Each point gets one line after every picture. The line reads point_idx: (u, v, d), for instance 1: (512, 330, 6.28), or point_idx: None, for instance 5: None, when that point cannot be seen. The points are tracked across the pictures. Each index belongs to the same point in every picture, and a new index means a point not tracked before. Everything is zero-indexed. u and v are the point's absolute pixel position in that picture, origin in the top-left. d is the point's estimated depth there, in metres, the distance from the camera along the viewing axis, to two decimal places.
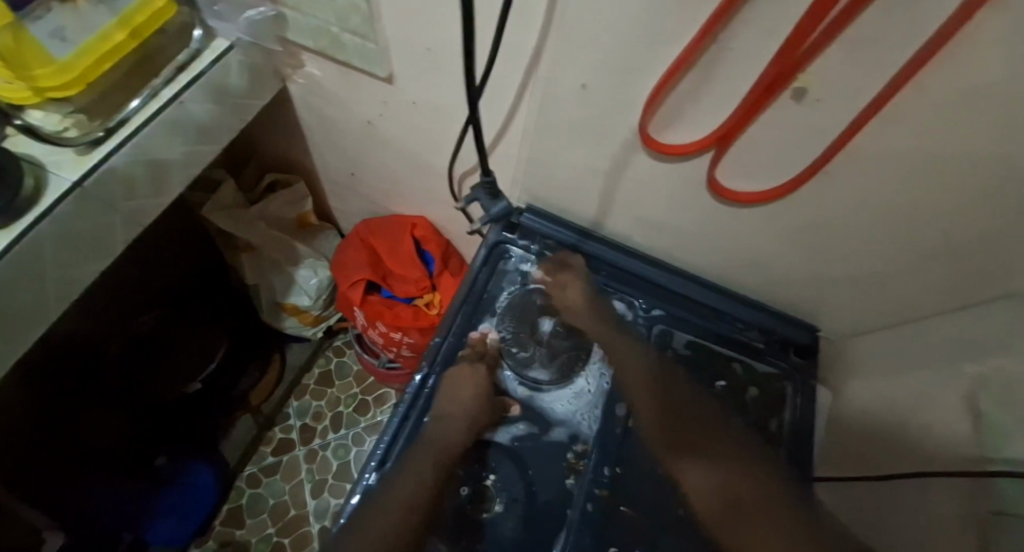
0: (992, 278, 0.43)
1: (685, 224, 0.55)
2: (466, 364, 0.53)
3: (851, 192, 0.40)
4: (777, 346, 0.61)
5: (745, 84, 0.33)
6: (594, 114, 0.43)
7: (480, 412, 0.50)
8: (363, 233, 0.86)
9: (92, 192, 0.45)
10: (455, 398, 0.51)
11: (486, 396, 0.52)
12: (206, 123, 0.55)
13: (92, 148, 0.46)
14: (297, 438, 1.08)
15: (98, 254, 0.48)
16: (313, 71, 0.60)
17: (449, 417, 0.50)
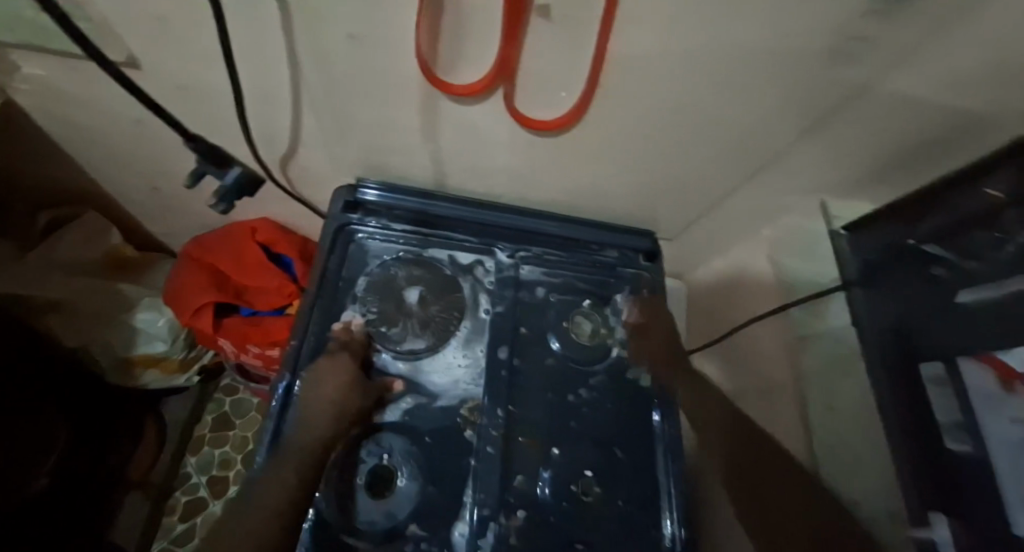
0: (758, 157, 0.51)
1: (512, 163, 0.57)
2: (334, 355, 0.50)
3: (634, 105, 0.44)
4: (625, 257, 0.66)
5: (497, 11, 0.34)
6: (371, 63, 0.41)
7: (352, 401, 0.48)
8: (198, 254, 0.76)
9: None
10: (320, 389, 0.48)
11: (353, 382, 0.49)
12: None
13: None
14: (208, 494, 0.95)
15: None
16: (37, 72, 0.50)
17: (314, 408, 0.47)
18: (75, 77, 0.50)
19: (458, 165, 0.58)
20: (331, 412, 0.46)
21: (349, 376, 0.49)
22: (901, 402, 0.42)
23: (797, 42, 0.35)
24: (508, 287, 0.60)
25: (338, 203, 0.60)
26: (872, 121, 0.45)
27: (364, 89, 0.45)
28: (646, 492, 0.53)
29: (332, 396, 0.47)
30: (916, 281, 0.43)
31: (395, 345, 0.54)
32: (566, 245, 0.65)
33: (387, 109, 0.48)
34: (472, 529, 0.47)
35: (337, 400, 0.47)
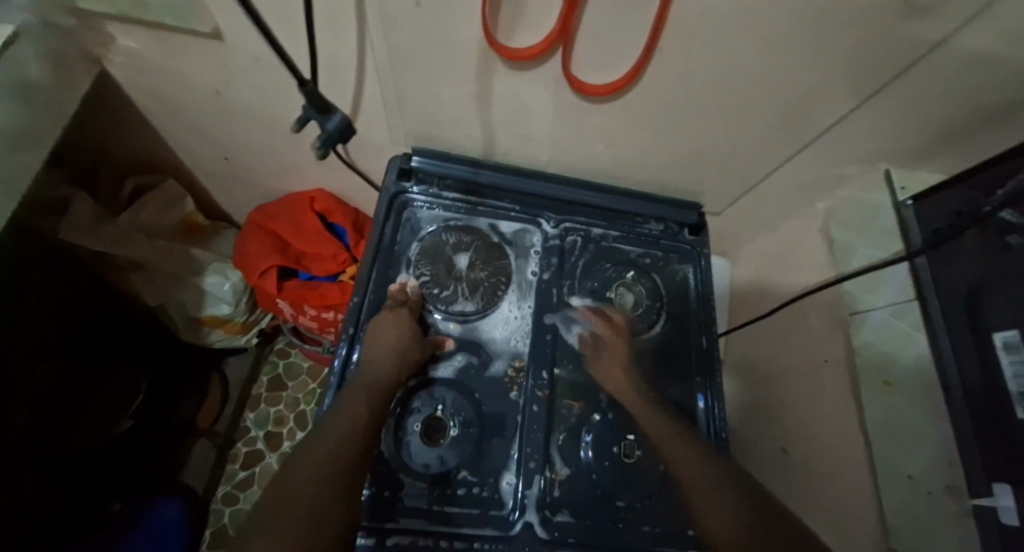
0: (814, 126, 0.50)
1: (562, 133, 0.57)
2: (389, 312, 0.53)
3: (688, 68, 0.44)
4: (671, 230, 0.66)
5: None
6: (435, 29, 0.42)
7: (409, 352, 0.50)
8: (261, 221, 0.81)
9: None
10: (378, 340, 0.50)
11: (410, 334, 0.51)
12: (17, 129, 0.49)
13: None
14: (265, 446, 1.04)
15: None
16: (130, 44, 0.54)
17: (374, 359, 0.49)
18: (163, 48, 0.54)
19: (507, 135, 0.59)
20: (391, 359, 0.49)
21: (406, 330, 0.51)
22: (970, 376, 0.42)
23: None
24: (554, 255, 0.61)
25: (392, 172, 0.62)
26: (950, 85, 0.42)
27: (424, 58, 0.46)
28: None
29: (391, 350, 0.50)
30: (996, 250, 0.42)
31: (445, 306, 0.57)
32: (612, 216, 0.65)
33: (445, 79, 0.49)
34: (519, 479, 0.49)
35: (397, 350, 0.50)
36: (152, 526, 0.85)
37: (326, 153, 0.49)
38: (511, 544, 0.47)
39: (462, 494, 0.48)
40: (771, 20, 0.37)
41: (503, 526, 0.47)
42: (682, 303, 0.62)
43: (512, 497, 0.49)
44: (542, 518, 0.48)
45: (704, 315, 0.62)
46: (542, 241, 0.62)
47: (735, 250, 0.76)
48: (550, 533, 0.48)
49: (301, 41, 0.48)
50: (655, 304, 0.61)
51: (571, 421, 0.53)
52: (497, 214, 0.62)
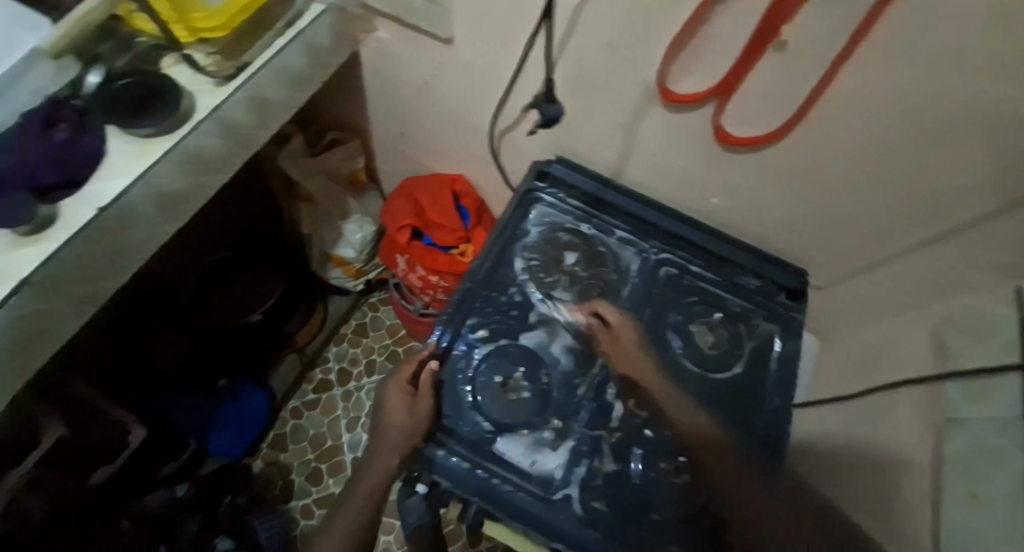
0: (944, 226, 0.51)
1: (695, 175, 0.63)
2: (396, 380, 0.57)
3: (835, 140, 0.48)
4: (770, 289, 0.68)
5: (734, 41, 0.42)
6: (616, 67, 0.52)
7: (416, 419, 0.54)
8: (407, 187, 0.95)
9: (221, 117, 0.50)
10: (389, 413, 0.55)
11: (414, 398, 0.55)
12: (301, 73, 0.60)
13: (227, 80, 0.51)
14: (335, 380, 1.20)
15: (219, 168, 0.54)
16: (383, 35, 0.68)
17: (388, 432, 0.55)
18: (400, 40, 0.68)
19: (641, 166, 0.67)
20: (403, 413, 0.54)
21: (414, 401, 0.55)
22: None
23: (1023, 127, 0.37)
24: (650, 277, 0.67)
25: (532, 172, 0.72)
26: None
27: (600, 87, 0.55)
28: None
29: (397, 428, 0.54)
30: None
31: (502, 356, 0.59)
32: (715, 261, 0.69)
33: (607, 106, 0.58)
34: (570, 454, 0.55)
35: (405, 419, 0.54)
36: (242, 407, 1.03)
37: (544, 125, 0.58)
38: (550, 506, 0.52)
39: (519, 448, 0.54)
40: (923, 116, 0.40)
41: (548, 490, 0.52)
42: (765, 356, 0.63)
43: (561, 469, 0.54)
44: (582, 497, 0.52)
45: (786, 380, 0.61)
46: (638, 263, 0.68)
47: (834, 338, 0.74)
48: (585, 513, 0.52)
49: (508, 57, 0.59)
50: (735, 350, 0.63)
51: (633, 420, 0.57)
52: (609, 228, 0.69)
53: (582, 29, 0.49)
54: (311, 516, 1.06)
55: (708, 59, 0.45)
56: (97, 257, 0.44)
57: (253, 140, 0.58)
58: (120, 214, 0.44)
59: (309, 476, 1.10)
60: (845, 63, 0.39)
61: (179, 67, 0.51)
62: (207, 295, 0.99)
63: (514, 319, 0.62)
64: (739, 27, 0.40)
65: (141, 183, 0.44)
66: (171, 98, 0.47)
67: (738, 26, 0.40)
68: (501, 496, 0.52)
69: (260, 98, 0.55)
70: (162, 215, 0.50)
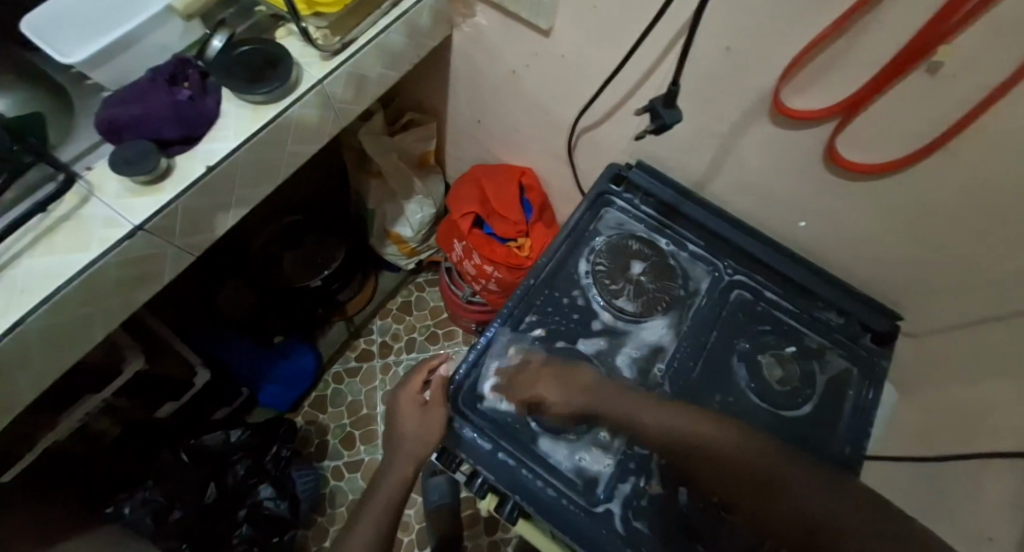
0: None
1: (794, 194, 0.59)
2: (407, 389, 0.60)
3: (964, 180, 0.43)
4: (852, 328, 0.63)
5: (877, 57, 0.38)
6: (730, 73, 0.49)
7: (428, 424, 0.55)
8: (475, 174, 0.95)
9: (324, 90, 0.51)
10: (403, 423, 0.57)
11: (424, 406, 0.57)
12: (400, 51, 0.60)
13: (333, 54, 0.52)
14: (376, 351, 1.23)
15: (314, 136, 0.55)
16: (481, 20, 0.67)
17: (402, 440, 0.56)
18: (496, 27, 0.67)
19: (729, 182, 0.63)
20: (416, 419, 0.56)
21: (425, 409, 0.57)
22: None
23: None
24: (720, 299, 0.64)
25: (607, 174, 0.70)
26: None
27: (709, 92, 0.52)
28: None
29: (410, 437, 0.56)
30: None
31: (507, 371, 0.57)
32: (793, 291, 0.65)
33: (711, 113, 0.55)
34: (616, 468, 0.53)
35: (418, 427, 0.56)
36: (293, 364, 1.08)
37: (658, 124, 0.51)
38: (591, 518, 0.50)
39: (564, 452, 0.53)
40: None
41: (590, 501, 0.51)
42: (839, 399, 0.59)
43: (605, 482, 0.52)
44: (624, 513, 0.51)
45: (856, 426, 0.58)
46: (708, 281, 0.65)
47: (913, 391, 0.68)
48: (626, 530, 0.50)
49: (611, 54, 0.57)
50: (804, 388, 0.59)
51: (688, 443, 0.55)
52: (681, 242, 0.67)
53: (702, 32, 0.47)
54: (341, 478, 1.10)
55: (841, 72, 0.42)
56: (201, 213, 0.47)
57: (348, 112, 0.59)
58: (226, 173, 0.46)
59: (343, 440, 1.14)
60: (988, 105, 0.35)
61: (290, 38, 0.52)
62: (277, 256, 1.04)
63: (574, 323, 0.61)
64: (886, 43, 0.37)
65: (248, 145, 0.46)
66: (282, 66, 0.48)
67: (887, 42, 0.37)
68: (542, 498, 0.51)
69: (360, 73, 0.55)
70: (258, 178, 0.52)
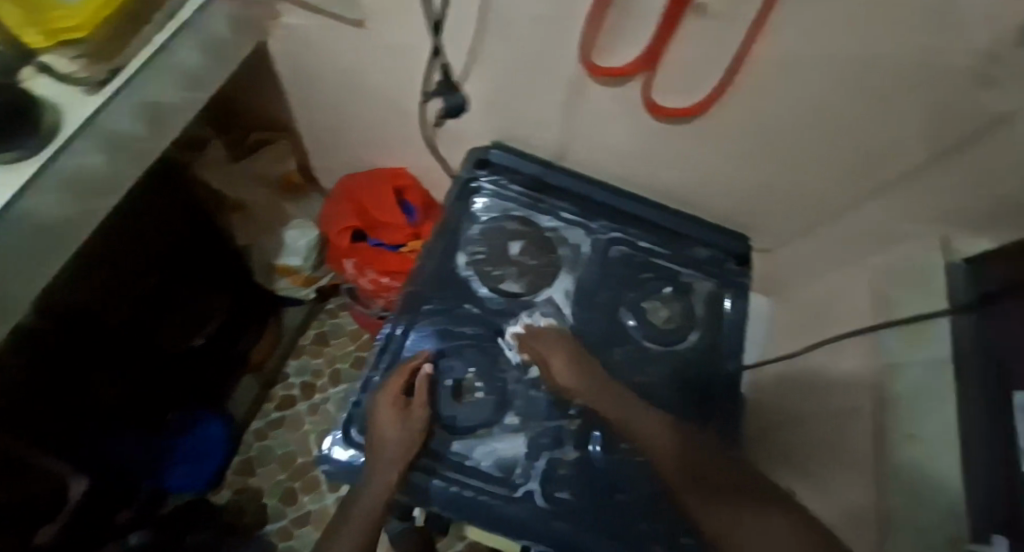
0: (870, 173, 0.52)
1: (637, 149, 0.61)
2: (385, 392, 0.53)
3: (765, 100, 0.47)
4: (716, 258, 0.68)
5: (650, 12, 0.40)
6: (540, 44, 0.49)
7: (413, 431, 0.51)
8: (347, 187, 0.89)
9: (98, 137, 0.47)
10: (380, 430, 0.50)
11: (408, 410, 0.52)
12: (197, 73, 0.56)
13: (100, 85, 0.47)
14: (299, 394, 1.16)
15: (107, 186, 0.51)
16: (292, 22, 0.63)
17: (380, 449, 0.49)
18: (312, 26, 0.63)
19: (580, 146, 0.65)
20: (400, 424, 0.50)
21: (405, 411, 0.52)
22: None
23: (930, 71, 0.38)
24: (599, 259, 0.66)
25: (470, 161, 0.69)
26: None
27: (528, 67, 0.53)
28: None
29: (396, 444, 0.49)
30: None
31: (523, 348, 0.59)
32: (664, 236, 0.69)
33: (539, 86, 0.56)
34: (530, 451, 0.55)
35: (401, 434, 0.50)
36: (197, 438, 1.00)
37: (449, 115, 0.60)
38: (513, 504, 0.51)
39: (479, 450, 0.54)
40: (857, 69, 0.40)
41: (510, 488, 0.52)
42: (715, 322, 0.65)
43: (521, 464, 0.54)
44: (544, 490, 0.53)
45: (733, 341, 0.64)
46: (586, 243, 0.67)
47: (783, 295, 0.75)
48: (549, 505, 0.52)
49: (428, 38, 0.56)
50: (687, 321, 0.64)
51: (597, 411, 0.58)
52: (554, 213, 0.68)
53: (500, 6, 0.47)
54: (290, 538, 1.03)
55: (632, 32, 0.43)
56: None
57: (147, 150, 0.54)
58: None
59: (283, 497, 1.06)
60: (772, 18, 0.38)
61: (41, 79, 0.46)
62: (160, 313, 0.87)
63: (467, 318, 0.61)
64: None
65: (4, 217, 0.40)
66: (34, 113, 0.42)
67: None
68: (466, 501, 0.51)
69: (145, 101, 0.51)
70: (36, 253, 0.45)
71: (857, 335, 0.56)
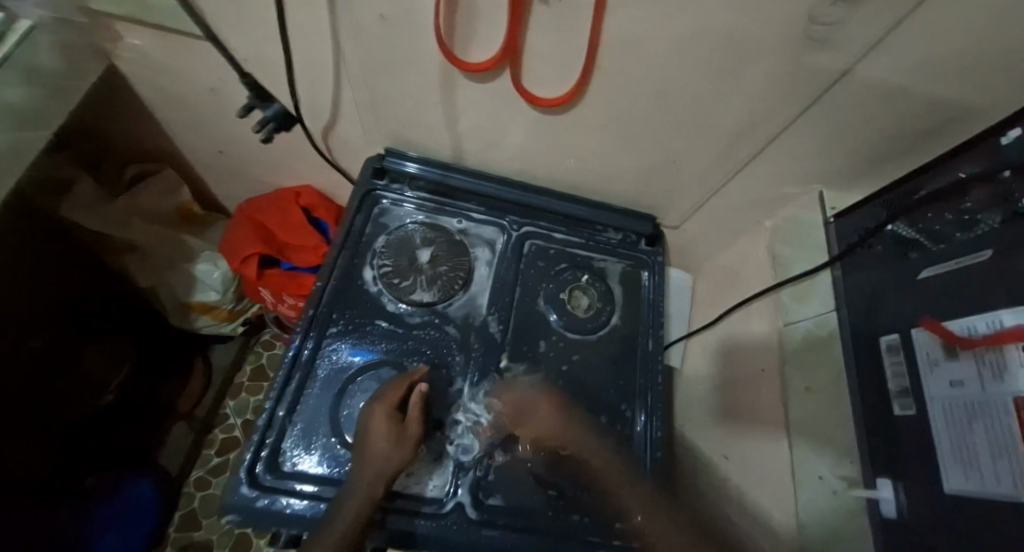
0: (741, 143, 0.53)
1: (528, 141, 0.61)
2: (381, 403, 0.50)
3: (629, 85, 0.48)
4: (625, 240, 0.69)
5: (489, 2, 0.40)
6: (396, 43, 0.47)
7: (405, 449, 0.48)
8: (248, 212, 0.84)
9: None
10: (369, 443, 0.47)
11: (403, 426, 0.49)
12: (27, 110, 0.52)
13: None
14: (242, 434, 1.04)
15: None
16: (135, 41, 0.59)
17: (367, 462, 0.46)
18: (163, 45, 0.59)
19: (473, 145, 0.63)
20: (394, 440, 0.47)
21: (399, 427, 0.48)
22: (869, 375, 0.44)
23: (759, 34, 0.39)
24: (513, 255, 0.65)
25: (367, 171, 0.66)
26: (885, 118, 0.46)
27: (395, 69, 0.51)
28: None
29: (385, 460, 0.46)
30: (894, 259, 0.45)
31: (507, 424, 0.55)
32: (575, 224, 0.69)
33: (413, 87, 0.54)
34: (457, 462, 0.53)
35: (392, 450, 0.47)
36: (123, 499, 0.87)
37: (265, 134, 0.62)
38: (442, 521, 0.50)
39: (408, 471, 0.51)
40: (702, 42, 0.41)
41: (438, 505, 0.51)
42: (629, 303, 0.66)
43: (448, 478, 0.52)
44: (475, 499, 0.52)
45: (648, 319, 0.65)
46: (497, 240, 0.66)
47: (698, 269, 0.77)
48: (480, 514, 0.51)
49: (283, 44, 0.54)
50: (605, 306, 0.64)
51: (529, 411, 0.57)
52: (461, 215, 0.66)
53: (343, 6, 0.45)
54: None
55: (482, 21, 0.42)
56: None
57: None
58: None
59: (237, 545, 0.96)
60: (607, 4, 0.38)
61: None
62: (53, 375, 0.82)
63: (378, 335, 0.57)
64: None
65: None
66: None
67: None
68: (400, 528, 0.49)
69: None
70: None
71: (760, 296, 0.58)
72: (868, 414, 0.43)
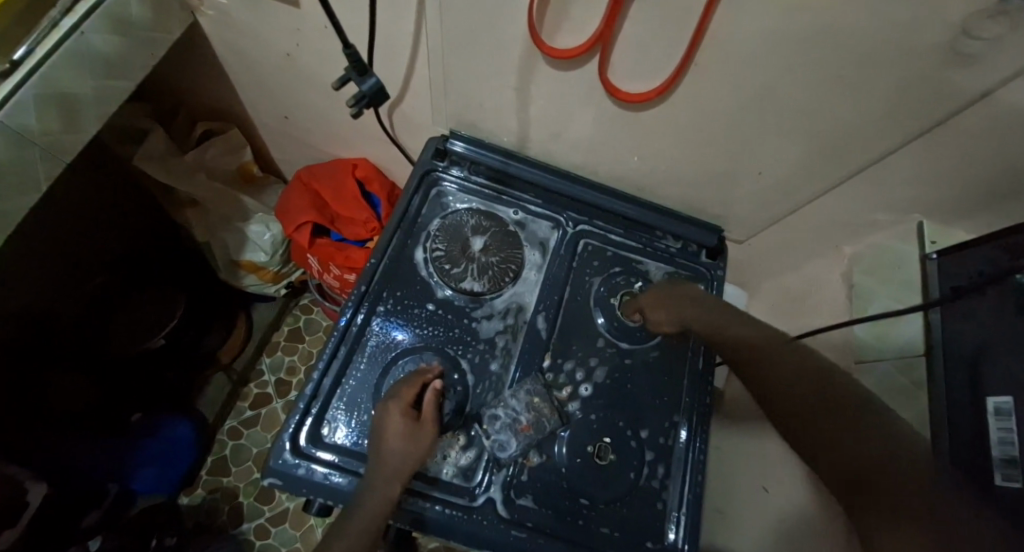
0: (831, 161, 0.49)
1: (601, 137, 0.58)
2: (395, 401, 0.48)
3: (725, 83, 0.44)
4: (684, 251, 0.66)
5: None
6: (485, 21, 0.45)
7: (420, 448, 0.47)
8: (306, 178, 0.85)
9: (7, 124, 0.44)
10: (383, 439, 0.46)
11: (419, 424, 0.47)
12: (107, 56, 0.53)
13: None
14: (274, 392, 1.08)
15: (21, 189, 0.47)
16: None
17: (383, 458, 0.45)
18: (246, 7, 0.59)
19: (540, 134, 0.61)
20: (410, 440, 0.46)
21: (414, 424, 0.47)
22: (958, 426, 0.41)
23: (893, 41, 0.35)
24: (568, 253, 0.62)
25: (429, 150, 0.65)
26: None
27: (478, 48, 0.49)
28: (643, 470, 0.55)
29: (401, 457, 0.46)
30: (1010, 311, 0.40)
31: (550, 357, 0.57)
32: (634, 227, 0.66)
33: (489, 69, 0.52)
34: (493, 458, 0.52)
35: (407, 447, 0.46)
36: (165, 441, 0.91)
37: (359, 112, 0.54)
38: (473, 515, 0.49)
39: (443, 462, 0.50)
40: (824, 44, 0.37)
41: (468, 498, 0.50)
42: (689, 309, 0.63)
43: (479, 475, 0.51)
44: (506, 497, 0.51)
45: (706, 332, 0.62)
46: (552, 235, 0.63)
47: (757, 287, 0.74)
48: (511, 514, 0.50)
49: (366, 14, 0.53)
50: None
51: (568, 416, 0.55)
52: (518, 206, 0.64)
53: None
54: (268, 537, 0.97)
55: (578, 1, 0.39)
56: None
57: (56, 144, 0.50)
58: None
59: (260, 497, 1.00)
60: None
61: None
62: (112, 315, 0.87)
63: (423, 319, 0.57)
64: None
65: None
66: None
67: None
68: (420, 518, 0.48)
69: (53, 94, 0.48)
70: None
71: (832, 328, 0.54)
72: (960, 468, 0.39)
